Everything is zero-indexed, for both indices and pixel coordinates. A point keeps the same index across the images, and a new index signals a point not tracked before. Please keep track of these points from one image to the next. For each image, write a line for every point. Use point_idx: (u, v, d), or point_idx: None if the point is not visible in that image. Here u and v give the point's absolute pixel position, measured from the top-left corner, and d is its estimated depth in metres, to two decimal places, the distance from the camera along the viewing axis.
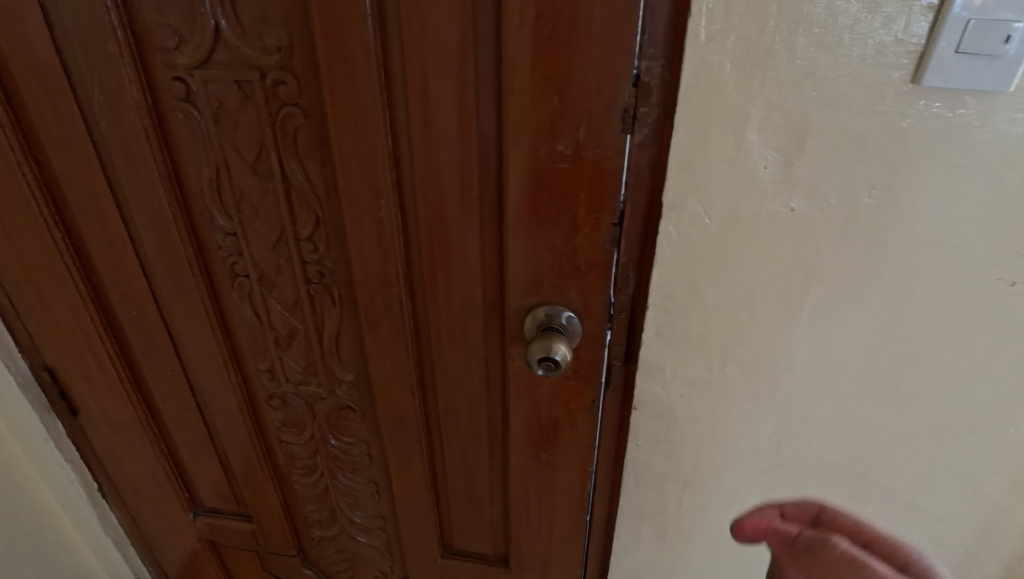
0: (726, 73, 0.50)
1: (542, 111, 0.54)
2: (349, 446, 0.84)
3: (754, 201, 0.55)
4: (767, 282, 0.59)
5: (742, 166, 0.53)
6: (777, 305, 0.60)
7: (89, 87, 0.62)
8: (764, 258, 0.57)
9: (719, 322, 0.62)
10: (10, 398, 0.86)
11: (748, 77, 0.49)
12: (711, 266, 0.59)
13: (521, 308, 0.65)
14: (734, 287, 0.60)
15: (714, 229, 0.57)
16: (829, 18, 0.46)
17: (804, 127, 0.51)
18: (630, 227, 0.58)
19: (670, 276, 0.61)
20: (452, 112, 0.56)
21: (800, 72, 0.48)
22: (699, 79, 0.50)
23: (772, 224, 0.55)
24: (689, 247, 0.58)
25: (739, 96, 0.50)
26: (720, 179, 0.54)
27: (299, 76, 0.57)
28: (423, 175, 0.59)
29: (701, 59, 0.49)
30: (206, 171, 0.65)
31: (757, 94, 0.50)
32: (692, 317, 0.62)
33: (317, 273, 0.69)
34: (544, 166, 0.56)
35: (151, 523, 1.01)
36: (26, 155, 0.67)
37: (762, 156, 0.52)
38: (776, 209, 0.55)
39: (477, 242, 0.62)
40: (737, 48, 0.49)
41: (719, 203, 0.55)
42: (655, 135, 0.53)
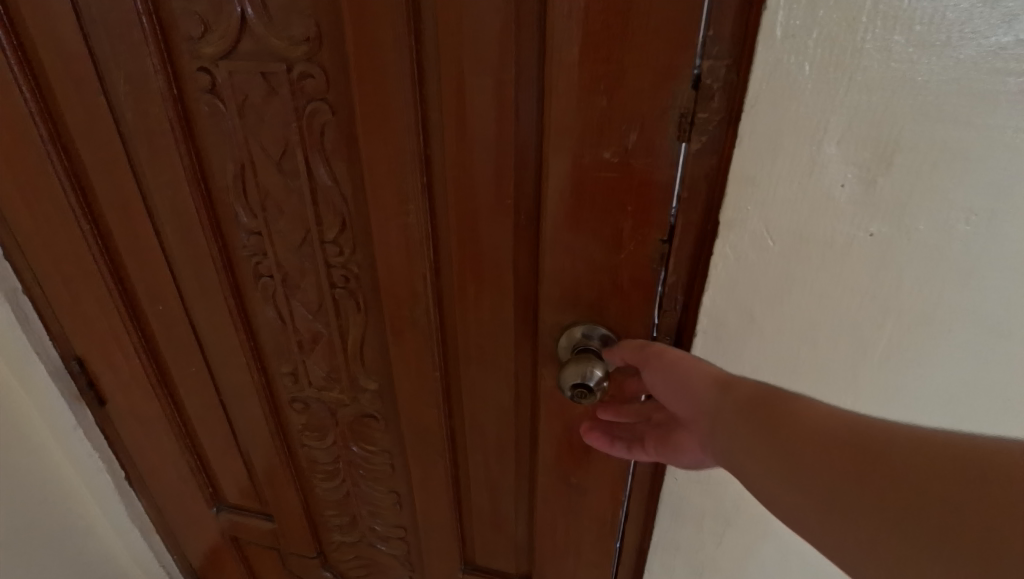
0: (804, 76, 0.43)
1: (588, 114, 0.48)
2: (371, 454, 0.81)
3: (826, 223, 0.48)
4: (834, 314, 0.52)
5: (815, 184, 0.47)
6: (844, 339, 0.53)
7: (115, 77, 0.59)
8: (832, 287, 0.51)
9: (777, 356, 0.55)
10: (41, 386, 0.84)
11: (831, 81, 0.43)
12: (770, 293, 0.53)
13: (555, 326, 0.60)
14: (795, 318, 0.53)
15: (777, 253, 0.50)
16: (934, 14, 0.39)
17: (892, 142, 0.44)
18: (680, 246, 0.53)
19: (723, 302, 0.54)
20: (488, 112, 0.51)
21: (893, 77, 0.42)
22: (771, 83, 0.44)
23: (846, 250, 0.49)
24: (747, 271, 0.52)
25: (817, 104, 0.44)
26: (788, 197, 0.48)
27: (326, 68, 0.53)
28: (454, 179, 0.55)
29: (776, 60, 0.43)
30: (230, 167, 0.62)
31: (840, 102, 0.43)
32: (746, 347, 0.56)
33: (342, 277, 0.66)
34: (588, 174, 0.51)
35: (174, 515, 1.01)
36: (55, 145, 0.66)
37: (840, 173, 0.46)
38: (851, 235, 0.48)
39: (510, 254, 0.58)
40: (820, 47, 0.42)
41: (784, 225, 0.49)
42: (714, 144, 0.48)
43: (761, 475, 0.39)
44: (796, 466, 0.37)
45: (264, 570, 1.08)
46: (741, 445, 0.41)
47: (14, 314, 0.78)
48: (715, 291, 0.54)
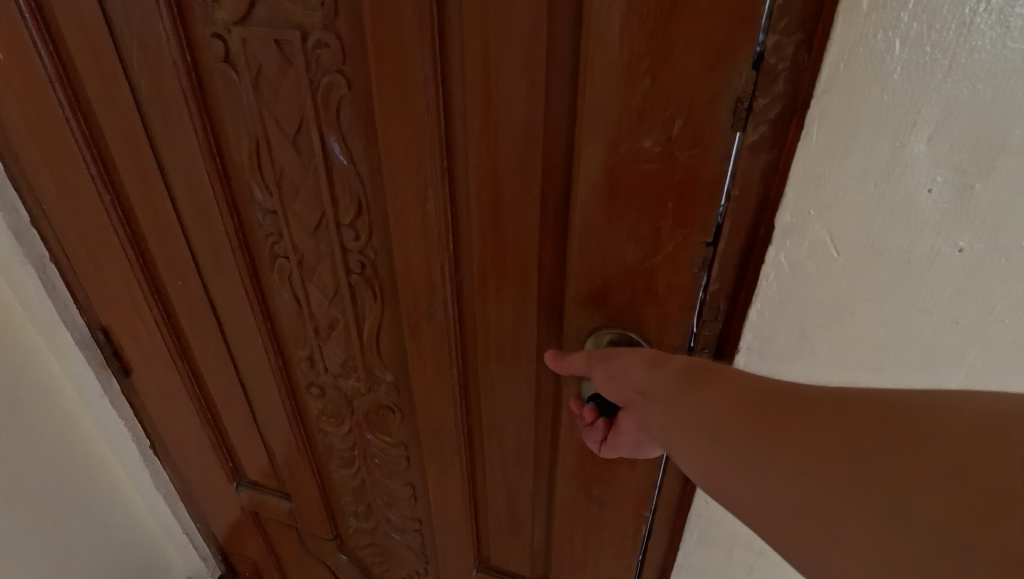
0: (893, 57, 0.36)
1: (628, 96, 0.42)
2: (387, 446, 0.78)
3: (904, 234, 0.41)
4: (903, 337, 0.45)
5: (895, 188, 0.39)
6: (914, 367, 0.46)
7: (130, 42, 0.56)
8: (903, 308, 0.44)
9: (830, 379, 0.49)
10: (68, 354, 0.84)
11: (927, 64, 0.35)
12: (828, 311, 0.46)
13: (581, 329, 0.55)
14: (857, 340, 0.46)
15: (842, 266, 0.43)
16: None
17: (999, 142, 0.36)
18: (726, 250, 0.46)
19: (772, 318, 0.48)
20: (516, 91, 0.45)
21: (1006, 62, 0.34)
22: (851, 64, 0.36)
23: (926, 267, 0.42)
24: (804, 284, 0.45)
25: (906, 94, 0.36)
26: (860, 202, 0.41)
27: (342, 37, 0.48)
28: (478, 165, 0.50)
29: (860, 36, 0.35)
30: (246, 142, 0.59)
31: (937, 90, 0.36)
32: (794, 367, 0.50)
33: (359, 263, 0.62)
34: (624, 165, 0.45)
35: (197, 487, 1.01)
36: (75, 112, 0.63)
37: (927, 176, 0.38)
38: (936, 249, 0.41)
39: (535, 249, 0.52)
40: (917, 21, 0.34)
41: (852, 235, 0.42)
42: (774, 136, 0.41)
43: (689, 455, 0.39)
44: (721, 435, 0.37)
45: (283, 547, 1.08)
46: (672, 421, 0.41)
47: (42, 282, 0.77)
48: (762, 304, 0.47)
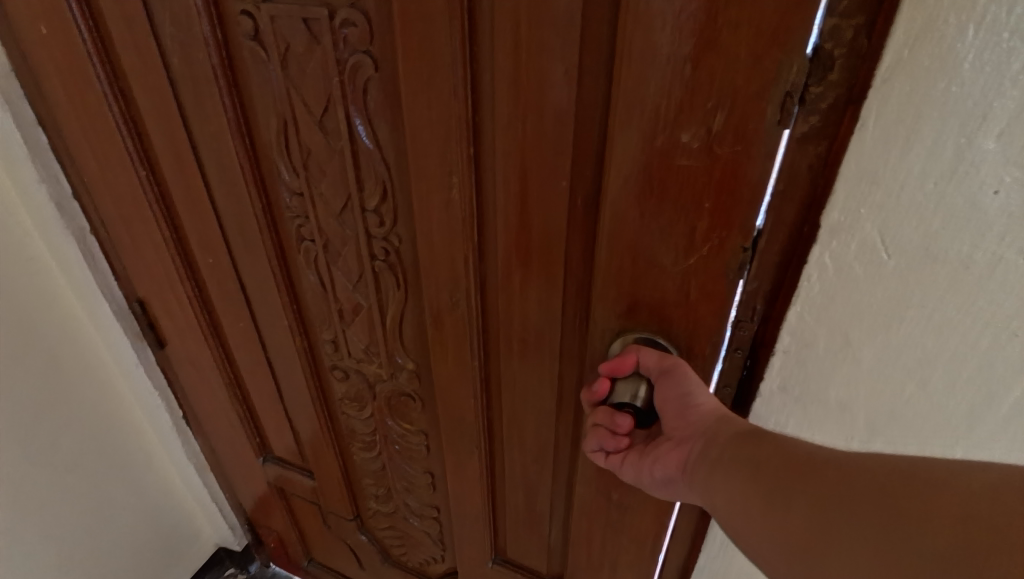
0: (964, 42, 0.32)
1: (668, 85, 0.39)
2: (407, 433, 0.78)
3: (964, 238, 0.38)
4: (954, 348, 0.42)
5: (956, 187, 0.36)
6: (966, 380, 0.43)
7: (162, 17, 0.56)
8: (957, 317, 0.40)
9: (872, 389, 0.46)
10: (106, 323, 0.86)
11: (1001, 51, 0.32)
12: (875, 317, 0.43)
13: (607, 331, 0.52)
14: (904, 349, 0.43)
15: (892, 270, 0.40)
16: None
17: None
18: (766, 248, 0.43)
19: (813, 321, 0.45)
20: (547, 77, 0.42)
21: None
22: (916, 51, 0.33)
23: (985, 275, 0.38)
24: (849, 287, 0.42)
25: (975, 84, 0.33)
26: (917, 201, 0.37)
27: (370, 15, 0.47)
28: (505, 153, 0.47)
29: (927, 19, 0.32)
30: (274, 122, 0.58)
31: (1012, 80, 0.32)
32: (834, 373, 0.47)
33: (383, 250, 0.60)
34: (659, 160, 0.42)
35: (226, 459, 1.03)
36: (112, 87, 0.64)
37: (994, 175, 0.35)
38: (999, 255, 0.37)
39: (562, 244, 0.50)
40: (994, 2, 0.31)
41: (903, 236, 0.39)
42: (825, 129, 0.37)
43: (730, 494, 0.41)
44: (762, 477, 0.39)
45: (307, 523, 1.09)
46: (726, 462, 0.42)
47: (82, 252, 0.79)
48: (801, 307, 0.45)
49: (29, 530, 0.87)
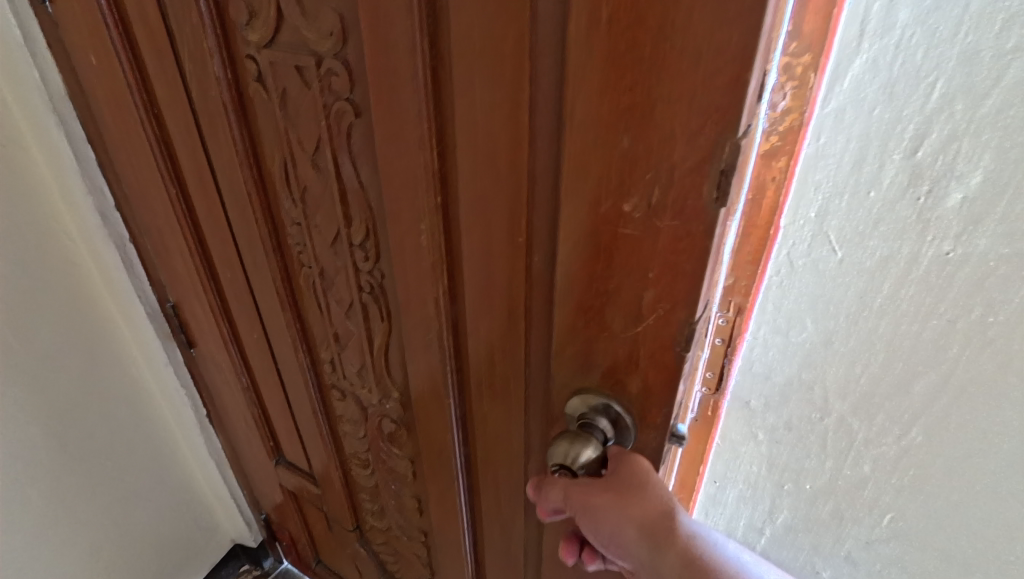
0: (889, 66, 0.36)
1: (609, 153, 0.38)
2: (396, 456, 0.79)
3: (906, 242, 0.40)
4: (908, 347, 0.44)
5: (897, 194, 0.39)
6: (924, 377, 0.45)
7: (184, 55, 0.60)
8: (905, 317, 0.43)
9: (839, 382, 0.48)
10: (140, 324, 0.94)
11: (923, 75, 0.35)
12: (834, 315, 0.45)
13: (564, 388, 0.51)
14: (864, 348, 0.46)
15: (843, 271, 0.43)
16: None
17: (999, 144, 0.35)
18: (741, 249, 0.43)
19: (777, 317, 0.48)
20: (502, 134, 0.43)
21: (1000, 70, 0.33)
22: (847, 75, 0.37)
23: (930, 275, 0.41)
24: (808, 286, 0.45)
25: (903, 100, 0.36)
26: (860, 209, 0.40)
27: (350, 66, 0.49)
28: (468, 204, 0.48)
29: (857, 47, 0.36)
30: (277, 155, 0.61)
31: (935, 103, 0.35)
32: (801, 367, 0.49)
33: (369, 283, 0.62)
34: (605, 227, 0.41)
35: (245, 457, 1.09)
36: (147, 114, 0.69)
37: (926, 186, 0.38)
38: (941, 254, 0.40)
39: (523, 296, 0.50)
40: (912, 33, 0.34)
41: (855, 239, 0.42)
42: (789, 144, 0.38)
43: None
44: None
45: (315, 527, 1.13)
46: None
47: (121, 258, 0.87)
48: (770, 301, 0.48)
49: (64, 511, 0.95)
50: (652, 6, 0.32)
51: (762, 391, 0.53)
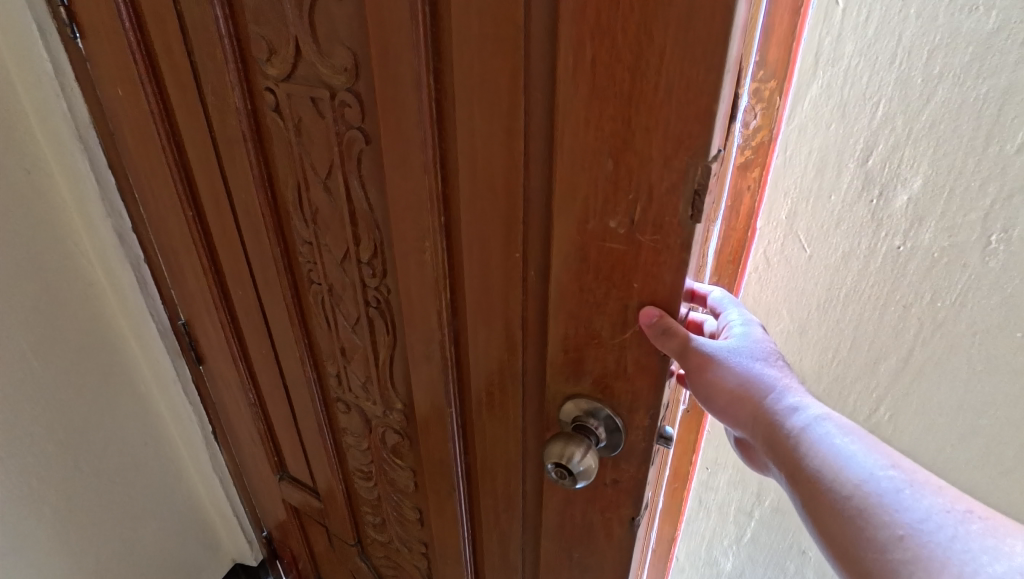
0: (826, 105, 0.55)
1: (594, 176, 0.42)
2: (398, 467, 0.82)
3: (857, 237, 0.58)
4: (867, 321, 0.61)
5: (854, 197, 0.56)
6: (883, 343, 0.61)
7: (206, 88, 0.66)
8: (864, 293, 0.60)
9: (814, 362, 0.67)
10: (151, 341, 0.97)
11: (854, 111, 0.53)
12: (808, 300, 0.64)
13: (558, 395, 0.54)
14: (834, 330, 0.63)
15: (813, 260, 0.61)
16: (956, 61, 0.47)
17: (930, 156, 0.51)
18: (725, 248, 0.65)
19: (765, 303, 0.67)
20: (499, 158, 0.47)
21: (924, 97, 0.50)
22: (805, 110, 0.56)
23: (885, 262, 0.57)
24: (785, 279, 0.64)
25: (852, 120, 0.54)
26: (826, 206, 0.58)
27: (362, 98, 0.53)
28: (468, 223, 0.52)
29: (810, 83, 0.55)
30: (291, 179, 0.66)
31: (866, 131, 0.53)
32: (784, 347, 0.68)
33: (375, 297, 0.66)
34: (592, 242, 0.45)
35: (250, 472, 1.11)
36: (169, 141, 0.74)
37: (868, 194, 0.55)
38: (895, 248, 0.56)
39: (519, 308, 0.53)
40: (844, 80, 0.53)
41: (822, 235, 0.60)
42: (755, 158, 0.59)
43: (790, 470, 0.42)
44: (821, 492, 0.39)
45: (316, 543, 1.15)
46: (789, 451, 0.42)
47: (136, 277, 0.91)
48: (751, 294, 0.68)
49: (73, 528, 0.97)
50: (627, 47, 0.37)
51: None
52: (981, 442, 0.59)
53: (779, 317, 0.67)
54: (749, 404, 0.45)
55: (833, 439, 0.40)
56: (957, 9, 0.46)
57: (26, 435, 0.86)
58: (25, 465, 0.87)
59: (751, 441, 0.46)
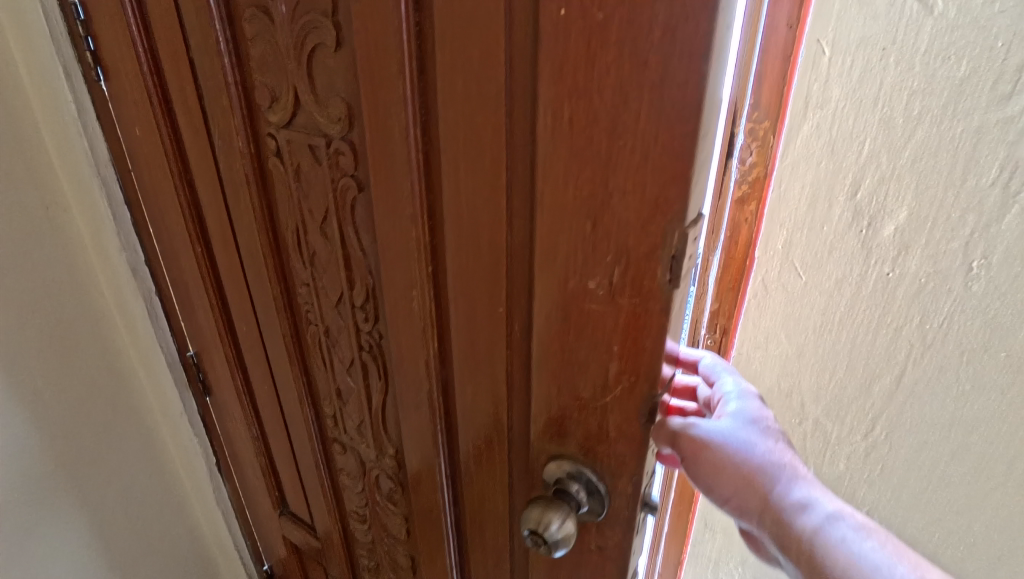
0: (816, 141, 0.53)
1: (573, 236, 0.41)
2: (391, 513, 0.80)
3: (846, 264, 0.56)
4: (861, 344, 0.59)
5: (844, 229, 0.55)
6: (877, 367, 0.59)
7: (215, 132, 0.67)
8: (855, 319, 0.58)
9: (813, 386, 0.64)
10: (159, 373, 0.98)
11: (842, 147, 0.52)
12: (804, 327, 0.61)
13: (542, 454, 0.52)
14: (829, 355, 0.61)
15: (808, 287, 0.59)
16: (934, 103, 0.47)
17: (914, 188, 0.50)
18: (723, 279, 0.63)
19: (758, 327, 0.64)
20: (484, 213, 0.46)
21: (906, 136, 0.49)
22: (790, 145, 0.54)
23: (875, 290, 0.56)
24: (781, 307, 0.61)
25: (840, 157, 0.52)
26: (816, 239, 0.56)
27: (356, 147, 0.54)
28: (455, 276, 0.51)
29: (796, 123, 0.53)
30: (291, 222, 0.66)
31: (853, 166, 0.52)
32: (778, 371, 0.65)
33: (369, 342, 0.66)
34: (573, 302, 0.44)
35: (254, 505, 1.11)
36: (183, 180, 0.76)
37: (856, 224, 0.54)
38: (884, 275, 0.55)
39: (504, 363, 0.52)
40: (831, 119, 0.51)
41: (817, 264, 0.57)
42: (752, 193, 0.57)
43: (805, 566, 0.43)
44: None
45: None
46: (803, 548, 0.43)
47: (147, 309, 0.92)
48: (750, 319, 0.64)
49: (80, 566, 0.97)
50: (604, 109, 0.37)
51: None
52: (972, 458, 0.58)
53: (777, 341, 0.63)
54: (756, 495, 0.45)
55: (850, 540, 0.42)
56: (932, 57, 0.46)
57: (37, 469, 0.87)
58: (36, 498, 0.88)
59: (752, 527, 0.46)
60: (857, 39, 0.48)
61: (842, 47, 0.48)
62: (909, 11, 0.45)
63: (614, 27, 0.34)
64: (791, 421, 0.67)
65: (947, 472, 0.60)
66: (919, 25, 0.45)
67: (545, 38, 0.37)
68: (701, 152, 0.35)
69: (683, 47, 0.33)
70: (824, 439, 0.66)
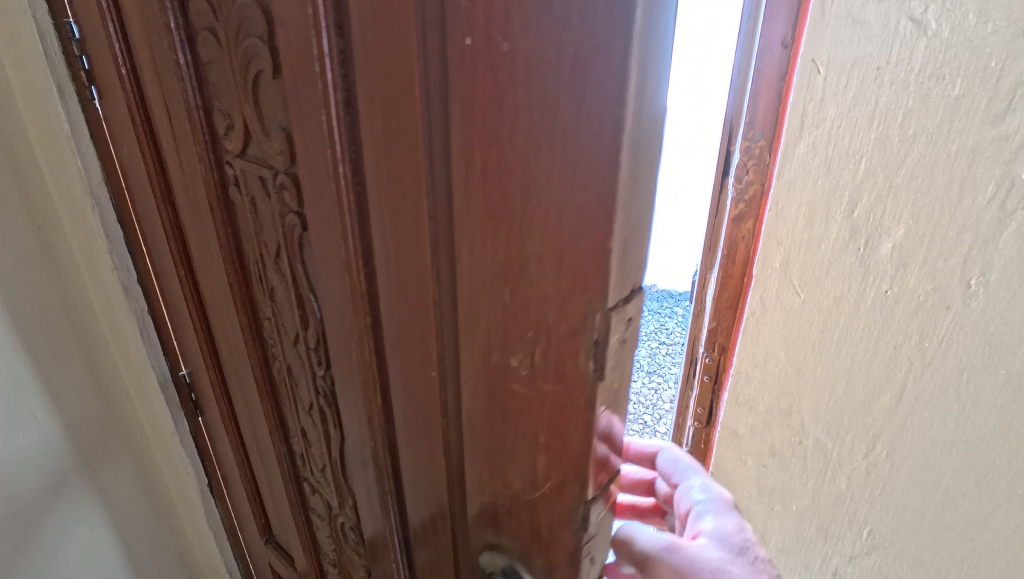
0: (813, 161, 0.58)
1: (491, 306, 0.35)
2: (356, 565, 0.75)
3: (843, 280, 0.61)
4: (862, 359, 0.64)
5: (842, 245, 0.60)
6: (875, 382, 0.65)
7: (183, 155, 0.64)
8: (855, 335, 0.63)
9: (814, 403, 0.69)
10: (151, 394, 0.97)
11: (839, 171, 0.57)
12: (805, 343, 0.66)
13: (477, 543, 0.46)
14: (831, 372, 0.66)
15: (808, 303, 0.64)
16: (929, 123, 0.53)
17: (910, 207, 0.56)
18: (723, 296, 0.72)
19: (758, 343, 0.68)
20: (407, 268, 0.41)
21: (901, 155, 0.55)
22: (789, 166, 0.59)
23: (873, 305, 0.61)
24: (783, 322, 0.66)
25: (837, 175, 0.58)
26: (813, 253, 0.61)
27: (297, 181, 0.49)
28: (389, 331, 0.46)
29: (791, 146, 0.58)
30: (253, 253, 0.62)
31: (850, 186, 0.58)
32: (780, 388, 0.70)
33: (323, 387, 0.61)
34: (496, 380, 0.37)
35: (245, 529, 1.09)
36: (163, 201, 0.74)
37: (852, 242, 0.59)
38: (882, 291, 0.60)
39: (437, 435, 0.46)
40: (827, 141, 0.57)
41: (815, 281, 0.63)
42: (748, 210, 0.66)
43: None
44: None
45: None
46: None
47: (140, 330, 0.92)
48: (750, 335, 0.68)
49: None
50: (514, 158, 0.30)
51: (748, 419, 0.73)
52: (971, 474, 0.65)
53: (777, 358, 0.68)
54: None
55: None
56: (925, 80, 0.52)
57: (25, 493, 0.86)
58: (24, 522, 0.87)
59: None
60: (850, 61, 0.53)
61: (836, 69, 0.54)
62: (904, 32, 0.51)
63: (520, 61, 0.28)
64: (793, 441, 0.72)
65: (949, 490, 0.67)
66: (912, 49, 0.51)
67: (448, 75, 0.31)
68: (625, 209, 0.29)
69: (593, 88, 0.27)
70: (826, 458, 0.71)
